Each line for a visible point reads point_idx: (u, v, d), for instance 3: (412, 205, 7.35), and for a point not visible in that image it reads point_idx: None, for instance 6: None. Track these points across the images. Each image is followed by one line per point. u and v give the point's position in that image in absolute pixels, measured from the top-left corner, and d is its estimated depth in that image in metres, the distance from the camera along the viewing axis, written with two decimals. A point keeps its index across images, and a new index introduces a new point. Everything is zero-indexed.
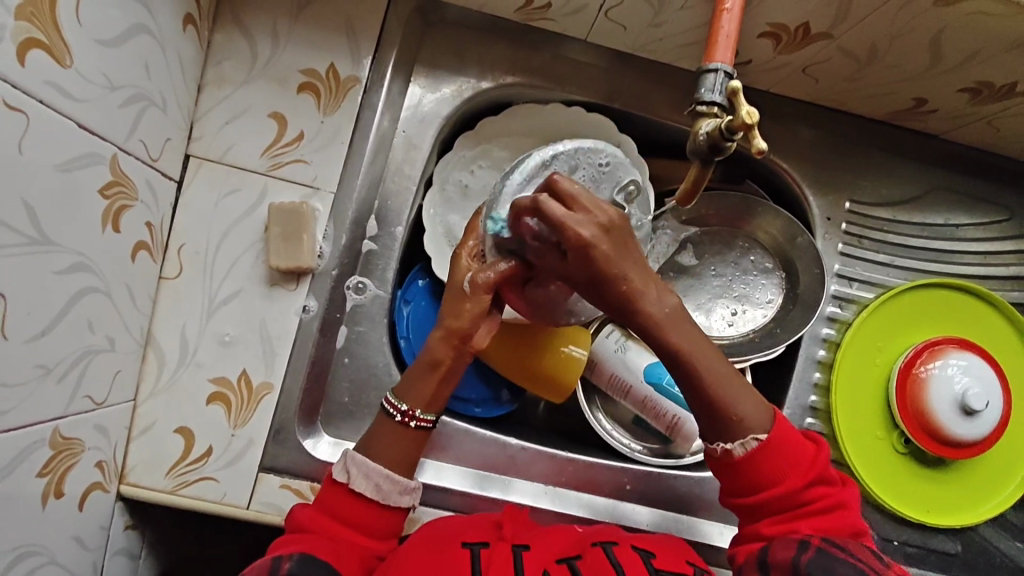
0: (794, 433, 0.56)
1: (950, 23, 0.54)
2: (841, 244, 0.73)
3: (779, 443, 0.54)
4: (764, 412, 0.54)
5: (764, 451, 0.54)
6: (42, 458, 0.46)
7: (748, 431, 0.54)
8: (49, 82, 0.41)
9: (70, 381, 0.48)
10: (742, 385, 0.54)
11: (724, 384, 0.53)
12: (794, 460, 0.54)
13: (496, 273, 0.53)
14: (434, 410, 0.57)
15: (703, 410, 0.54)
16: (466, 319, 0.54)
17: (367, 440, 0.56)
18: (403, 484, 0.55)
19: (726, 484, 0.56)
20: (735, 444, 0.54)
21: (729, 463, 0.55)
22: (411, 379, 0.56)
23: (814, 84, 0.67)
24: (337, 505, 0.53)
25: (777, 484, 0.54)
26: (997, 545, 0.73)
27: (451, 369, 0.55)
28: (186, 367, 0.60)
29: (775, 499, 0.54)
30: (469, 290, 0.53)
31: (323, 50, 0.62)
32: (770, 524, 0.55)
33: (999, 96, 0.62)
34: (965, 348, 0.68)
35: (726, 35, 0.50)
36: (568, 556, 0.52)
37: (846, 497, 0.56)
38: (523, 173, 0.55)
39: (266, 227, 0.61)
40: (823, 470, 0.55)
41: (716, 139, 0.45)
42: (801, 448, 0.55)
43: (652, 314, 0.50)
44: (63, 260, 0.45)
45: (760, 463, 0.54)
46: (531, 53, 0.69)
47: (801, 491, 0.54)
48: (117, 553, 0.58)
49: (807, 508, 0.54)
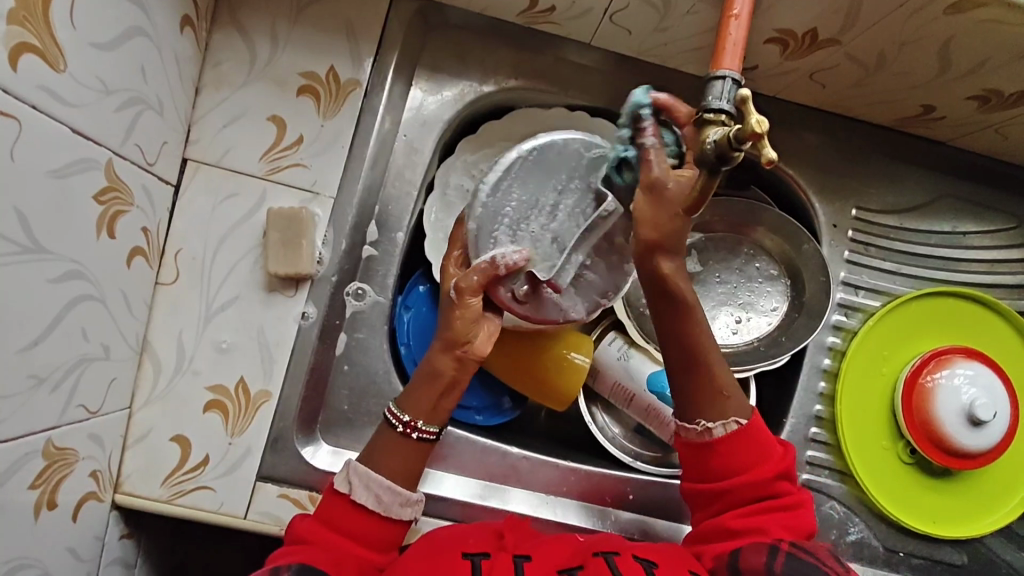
0: (763, 428, 0.57)
1: (960, 31, 0.53)
2: (847, 251, 0.72)
3: (754, 430, 0.56)
4: (745, 398, 0.56)
5: (741, 435, 0.55)
6: (35, 469, 0.45)
7: (729, 411, 0.56)
8: (41, 86, 0.40)
9: (65, 390, 0.47)
10: (724, 366, 0.57)
11: (711, 357, 0.56)
12: (764, 451, 0.55)
13: (478, 274, 0.54)
14: (436, 422, 0.56)
15: (687, 385, 0.56)
16: (459, 328, 0.55)
17: (369, 452, 0.55)
18: (404, 495, 0.54)
19: (696, 469, 0.57)
20: (716, 425, 0.55)
21: (702, 444, 0.56)
22: (412, 390, 0.56)
23: (820, 90, 0.66)
24: (337, 517, 0.52)
25: (746, 474, 0.55)
26: (1003, 556, 0.73)
27: (453, 380, 0.55)
28: (182, 374, 0.59)
29: (743, 489, 0.55)
30: (455, 298, 0.54)
31: (323, 53, 0.61)
32: (735, 518, 0.54)
33: (1009, 103, 0.61)
34: (971, 358, 0.67)
35: (734, 43, 0.49)
36: (571, 566, 0.51)
37: (803, 498, 0.56)
38: (496, 172, 0.54)
39: (265, 232, 0.60)
40: (790, 470, 0.56)
41: (724, 148, 0.43)
42: (770, 442, 0.56)
43: (684, 297, 0.53)
44: (56, 268, 0.44)
45: (731, 448, 0.55)
46: (534, 57, 0.68)
47: (769, 486, 0.55)
48: (112, 563, 0.57)
49: (773, 502, 0.54)
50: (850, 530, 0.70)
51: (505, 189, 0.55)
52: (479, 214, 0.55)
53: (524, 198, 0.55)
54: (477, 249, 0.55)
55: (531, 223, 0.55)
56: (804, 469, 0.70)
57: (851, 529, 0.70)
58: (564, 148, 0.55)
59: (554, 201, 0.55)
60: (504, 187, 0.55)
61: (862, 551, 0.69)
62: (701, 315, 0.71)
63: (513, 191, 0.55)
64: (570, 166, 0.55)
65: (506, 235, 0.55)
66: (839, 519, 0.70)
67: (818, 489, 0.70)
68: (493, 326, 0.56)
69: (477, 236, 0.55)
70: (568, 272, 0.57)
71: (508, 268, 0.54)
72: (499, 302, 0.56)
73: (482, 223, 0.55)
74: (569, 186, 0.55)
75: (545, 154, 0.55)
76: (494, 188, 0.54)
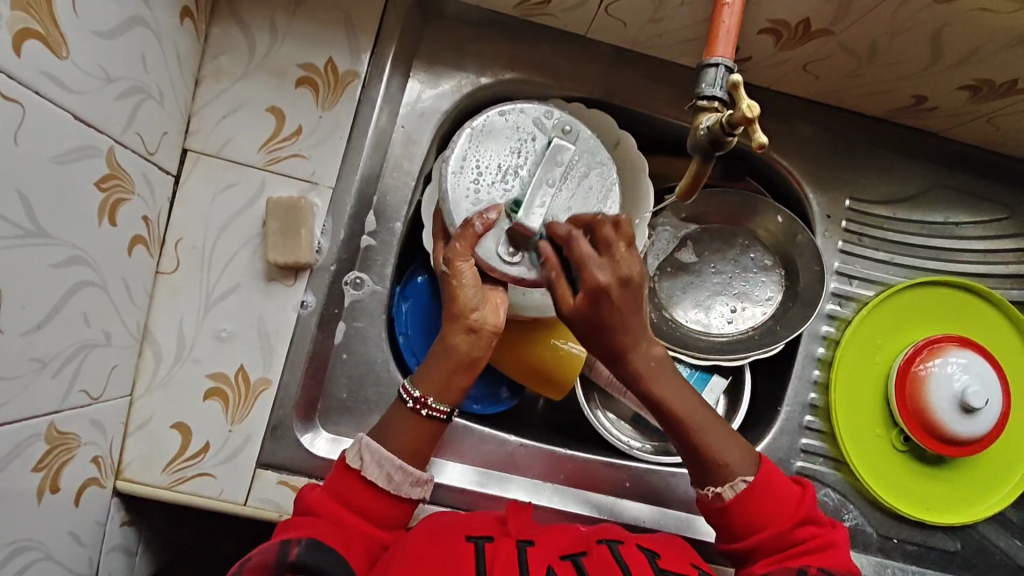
0: (778, 474, 0.57)
1: (950, 20, 0.54)
2: (841, 242, 0.73)
3: (767, 484, 0.55)
4: (749, 455, 0.56)
5: (754, 492, 0.55)
6: (38, 452, 0.46)
7: (734, 472, 0.55)
8: (44, 72, 0.41)
9: (67, 375, 0.48)
10: (721, 432, 0.56)
11: (702, 428, 0.56)
12: (781, 502, 0.55)
13: (460, 240, 0.54)
14: (450, 402, 0.55)
15: (689, 454, 0.56)
16: (465, 298, 0.54)
17: (382, 429, 0.55)
18: (415, 475, 0.54)
19: (721, 532, 0.57)
20: (725, 487, 0.55)
21: (716, 509, 0.56)
22: (427, 366, 0.55)
23: (814, 81, 0.67)
24: (348, 492, 0.53)
25: (768, 526, 0.54)
26: (997, 543, 0.73)
27: (467, 352, 0.55)
28: (183, 363, 0.59)
29: (769, 540, 0.54)
30: (449, 270, 0.54)
31: (321, 45, 0.62)
32: (767, 565, 0.54)
33: (1000, 93, 0.62)
34: (964, 346, 0.68)
35: (727, 29, 0.49)
36: (574, 552, 0.51)
37: (839, 538, 0.55)
38: (462, 137, 0.57)
39: (264, 222, 0.60)
40: (812, 513, 0.55)
41: (717, 133, 0.45)
42: (787, 488, 0.56)
43: (641, 369, 0.54)
44: (59, 253, 0.45)
45: (747, 505, 0.55)
46: (531, 49, 0.69)
47: (791, 534, 0.54)
48: (113, 550, 0.58)
49: (800, 548, 0.54)
50: (845, 517, 0.70)
51: (472, 153, 0.57)
52: (452, 177, 0.56)
53: (478, 163, 0.57)
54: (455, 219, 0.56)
55: (496, 184, 0.56)
56: (799, 456, 0.71)
57: (846, 516, 0.70)
58: (508, 118, 0.58)
59: (513, 162, 0.57)
60: (464, 164, 0.57)
61: (856, 537, 0.70)
62: (697, 305, 0.72)
63: (479, 154, 0.57)
64: (519, 129, 0.58)
65: (473, 199, 0.56)
66: (834, 506, 0.70)
67: (813, 477, 0.71)
68: (499, 300, 0.56)
69: (447, 208, 0.56)
70: (540, 214, 0.55)
71: (484, 224, 0.54)
72: (488, 267, 0.55)
73: (458, 192, 0.56)
74: (524, 145, 0.58)
75: (493, 127, 0.58)
76: (459, 158, 0.57)
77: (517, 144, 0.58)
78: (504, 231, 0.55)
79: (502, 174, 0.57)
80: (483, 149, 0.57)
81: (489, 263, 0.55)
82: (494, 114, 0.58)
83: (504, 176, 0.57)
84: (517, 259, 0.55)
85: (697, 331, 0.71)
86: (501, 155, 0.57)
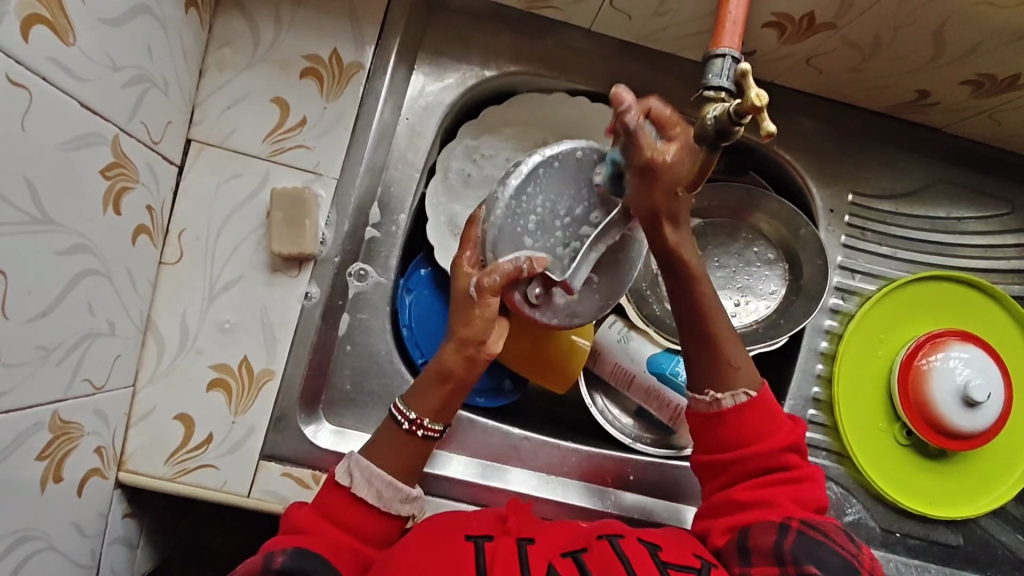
0: (774, 403, 0.57)
1: (954, 14, 0.54)
2: (844, 236, 0.73)
3: (763, 404, 0.56)
4: (755, 371, 0.57)
5: (752, 406, 0.56)
6: (41, 441, 0.46)
7: (739, 383, 0.56)
8: (51, 58, 0.41)
9: (70, 364, 0.48)
10: (735, 338, 0.58)
11: (717, 321, 0.57)
12: (772, 427, 0.56)
13: (500, 275, 0.53)
14: (441, 420, 0.57)
15: (697, 351, 0.57)
16: (477, 327, 0.55)
17: (370, 445, 0.56)
18: (405, 491, 0.54)
19: (704, 441, 0.57)
20: (725, 395, 0.56)
21: (711, 416, 0.57)
22: (420, 390, 0.57)
23: (817, 75, 0.67)
24: (336, 509, 0.53)
25: (756, 445, 0.55)
26: (998, 537, 0.74)
27: (463, 381, 0.56)
28: (186, 353, 0.59)
29: (753, 460, 0.55)
30: (476, 295, 0.54)
31: (325, 36, 0.62)
32: (745, 489, 0.55)
33: (1003, 87, 0.62)
34: (966, 340, 0.68)
35: (733, 21, 0.49)
36: (574, 548, 0.51)
37: (814, 474, 0.57)
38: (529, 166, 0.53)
39: (268, 213, 0.60)
40: (799, 444, 0.56)
41: (724, 122, 0.44)
42: (778, 416, 0.57)
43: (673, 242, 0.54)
44: (64, 241, 0.45)
45: (742, 418, 0.56)
46: (535, 42, 0.68)
47: (778, 459, 0.55)
48: (115, 541, 0.58)
49: (782, 475, 0.55)
50: (847, 511, 0.70)
51: (530, 192, 0.54)
52: (504, 213, 0.53)
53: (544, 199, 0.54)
54: (491, 250, 0.54)
55: (544, 233, 0.55)
56: None
57: (848, 510, 0.70)
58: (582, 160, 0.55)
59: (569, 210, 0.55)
60: (527, 194, 0.54)
61: (859, 531, 0.70)
62: None
63: (535, 196, 0.54)
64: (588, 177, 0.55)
65: (518, 241, 0.54)
66: (836, 500, 0.70)
67: None
68: (505, 326, 0.58)
69: (491, 232, 0.54)
70: (579, 281, 0.55)
71: (532, 269, 0.53)
72: (515, 305, 0.56)
73: (504, 224, 0.54)
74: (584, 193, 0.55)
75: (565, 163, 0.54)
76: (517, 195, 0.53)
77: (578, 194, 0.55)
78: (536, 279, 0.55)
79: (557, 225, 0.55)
80: (540, 192, 0.54)
81: (519, 303, 0.56)
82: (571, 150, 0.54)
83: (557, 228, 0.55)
84: (538, 304, 0.57)
85: None
86: (565, 199, 0.55)
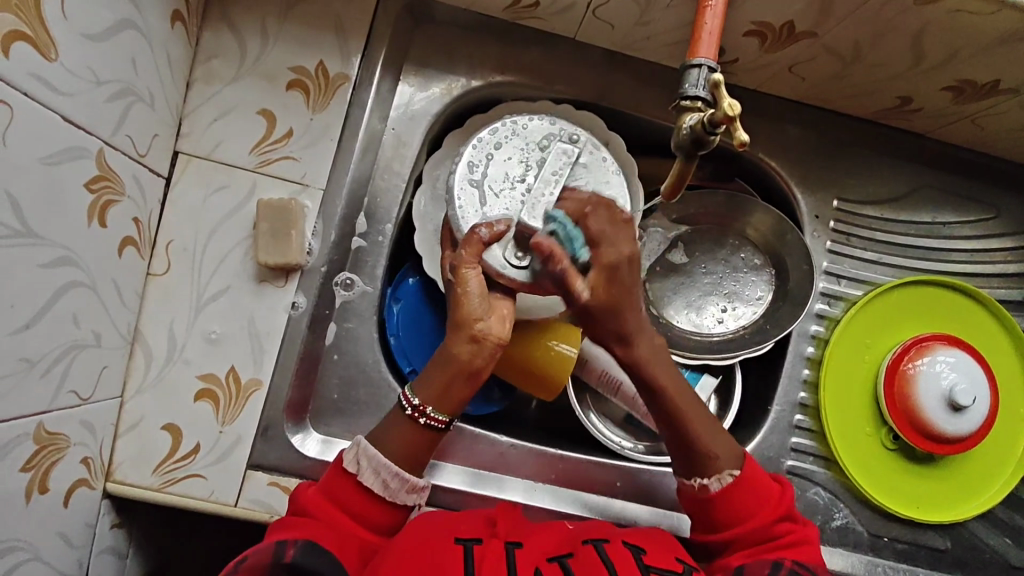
0: (762, 473, 0.58)
1: (930, 22, 0.55)
2: (829, 242, 0.73)
3: (752, 480, 0.57)
4: (735, 450, 0.58)
5: (737, 487, 0.56)
6: (26, 452, 0.46)
7: (722, 467, 0.57)
8: (34, 74, 0.41)
9: (55, 376, 0.48)
10: (713, 429, 0.58)
11: (694, 427, 0.58)
12: (763, 498, 0.57)
13: (467, 248, 0.54)
14: (450, 411, 0.55)
15: (678, 448, 0.59)
16: (474, 306, 0.53)
17: (376, 435, 0.55)
18: (410, 482, 0.54)
19: (700, 521, 0.58)
20: (712, 480, 0.57)
21: (700, 499, 0.58)
22: (428, 378, 0.54)
23: (799, 83, 0.68)
24: (343, 496, 0.53)
25: (746, 521, 0.56)
26: (987, 541, 0.74)
27: (470, 363, 0.53)
28: (174, 364, 0.59)
29: (745, 534, 0.55)
30: (455, 277, 0.53)
31: (312, 49, 0.62)
32: (740, 557, 0.55)
33: (982, 94, 0.63)
34: (952, 344, 0.69)
35: (709, 31, 0.50)
36: (560, 553, 0.51)
37: (812, 536, 0.56)
38: (473, 146, 0.61)
39: (255, 223, 0.61)
40: (790, 512, 0.57)
41: (699, 132, 0.45)
42: (768, 487, 0.57)
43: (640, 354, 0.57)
44: (48, 253, 0.45)
45: (731, 499, 0.56)
46: (521, 52, 0.69)
47: (768, 531, 0.55)
48: (103, 552, 0.58)
49: (776, 543, 0.55)
50: (835, 516, 0.71)
51: (482, 157, 0.60)
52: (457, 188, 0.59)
53: (488, 177, 0.59)
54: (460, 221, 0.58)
55: (505, 190, 0.59)
56: (789, 455, 0.71)
57: (836, 515, 0.71)
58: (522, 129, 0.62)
59: (520, 171, 0.60)
60: (478, 165, 0.60)
61: (846, 536, 0.70)
62: (688, 306, 0.72)
63: (488, 161, 0.60)
64: (527, 136, 0.61)
65: (479, 210, 0.58)
66: (824, 505, 0.71)
67: (803, 475, 0.71)
68: (505, 308, 0.55)
69: (455, 215, 0.58)
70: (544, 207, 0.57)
71: (492, 232, 0.54)
72: (495, 273, 0.55)
73: (460, 197, 0.59)
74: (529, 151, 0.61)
75: (500, 138, 0.61)
76: (468, 168, 0.60)
77: (521, 155, 0.60)
78: (510, 240, 0.56)
79: (511, 183, 0.59)
80: (492, 160, 0.60)
81: (498, 270, 0.55)
82: (513, 124, 0.62)
83: (511, 186, 0.59)
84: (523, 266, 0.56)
85: (689, 331, 0.71)
86: (516, 164, 0.60)
